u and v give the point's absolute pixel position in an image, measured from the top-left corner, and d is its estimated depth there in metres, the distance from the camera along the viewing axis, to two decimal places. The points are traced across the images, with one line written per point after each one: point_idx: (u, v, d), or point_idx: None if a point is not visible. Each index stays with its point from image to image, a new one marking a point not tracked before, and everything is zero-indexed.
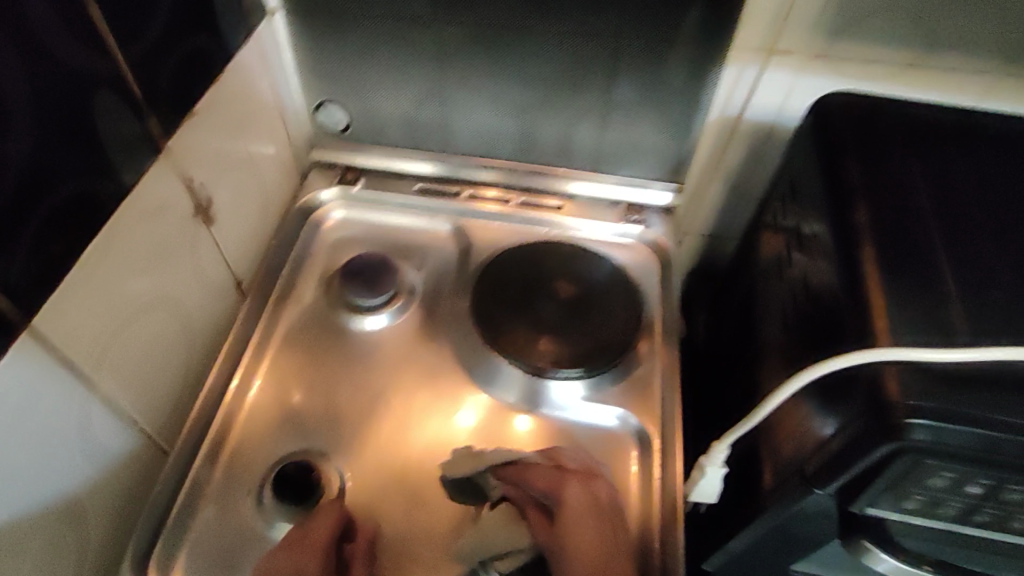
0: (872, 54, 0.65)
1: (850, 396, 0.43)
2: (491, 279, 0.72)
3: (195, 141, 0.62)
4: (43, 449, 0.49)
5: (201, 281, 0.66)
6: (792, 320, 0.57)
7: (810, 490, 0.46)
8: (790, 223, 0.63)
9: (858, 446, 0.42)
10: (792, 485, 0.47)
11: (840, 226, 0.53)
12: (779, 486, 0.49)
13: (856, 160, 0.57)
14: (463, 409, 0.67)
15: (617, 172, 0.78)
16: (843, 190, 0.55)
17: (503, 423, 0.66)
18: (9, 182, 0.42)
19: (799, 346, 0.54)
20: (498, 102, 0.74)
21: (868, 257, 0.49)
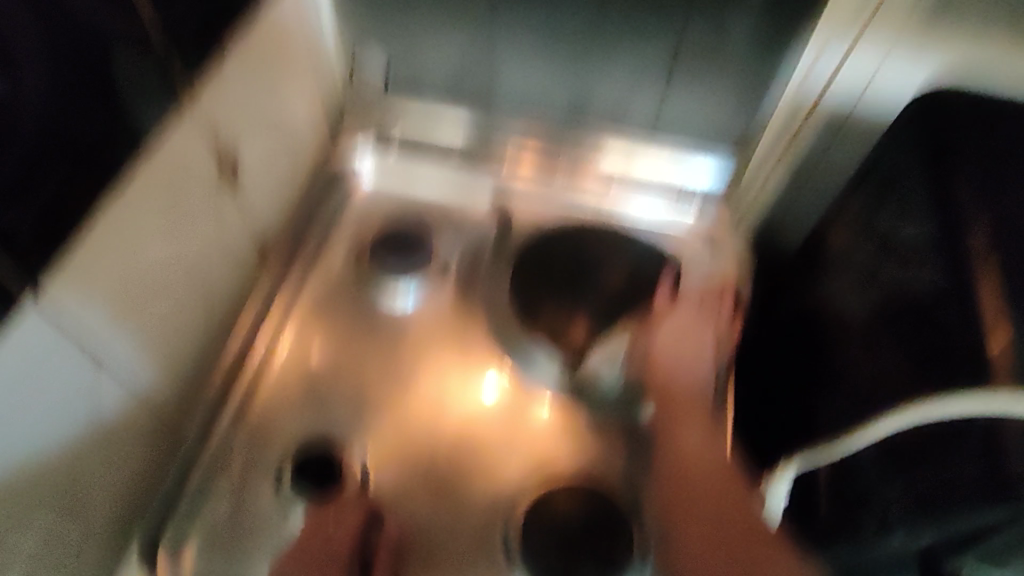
0: (973, 35, 0.61)
1: (960, 449, 0.44)
2: (530, 261, 0.68)
3: (226, 98, 0.57)
4: (46, 434, 0.45)
5: (224, 249, 0.61)
6: (884, 323, 0.56)
7: (890, 531, 0.48)
8: (879, 229, 0.61)
9: (968, 502, 0.43)
10: (869, 517, 0.50)
11: (956, 252, 0.52)
12: (851, 511, 0.52)
13: (966, 181, 0.56)
14: (484, 388, 0.63)
15: (671, 153, 0.72)
16: (951, 209, 0.55)
17: (525, 406, 0.63)
18: (15, 142, 0.38)
19: (898, 362, 0.51)
20: (548, 73, 0.68)
21: (987, 289, 0.50)
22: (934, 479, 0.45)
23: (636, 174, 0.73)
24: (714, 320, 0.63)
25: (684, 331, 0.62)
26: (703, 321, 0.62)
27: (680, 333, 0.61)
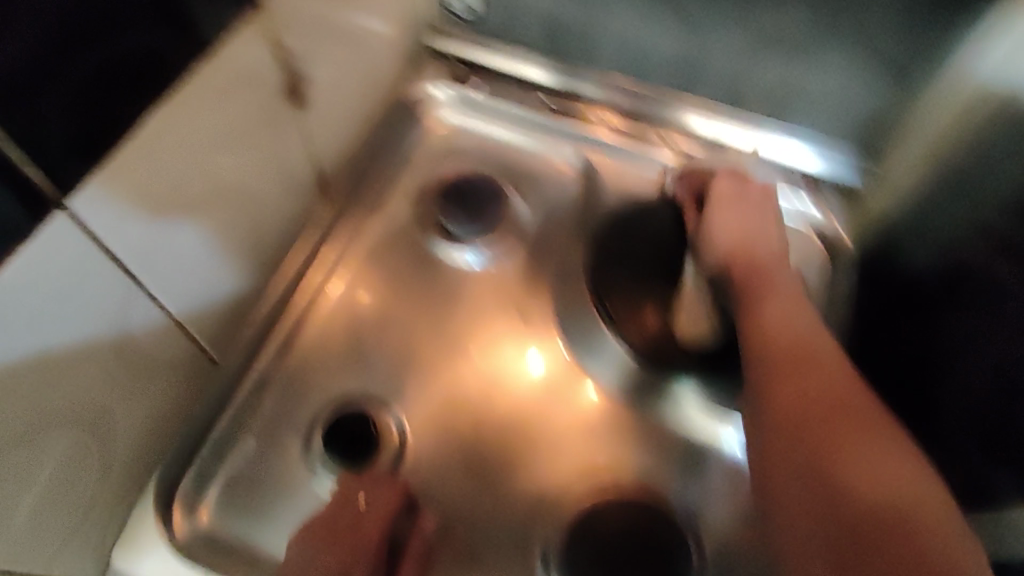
0: None
1: None
2: (617, 233, 0.59)
3: (299, 2, 0.49)
4: (71, 354, 0.41)
5: (282, 176, 0.56)
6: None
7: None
8: None
9: None
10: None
11: None
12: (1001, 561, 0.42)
13: None
14: (531, 358, 0.57)
15: (795, 125, 0.62)
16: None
17: (573, 383, 0.56)
18: (43, 23, 0.32)
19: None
20: (668, 15, 0.58)
21: None
22: None
23: (746, 151, 0.64)
24: (754, 206, 0.53)
25: (734, 211, 0.53)
26: (756, 203, 0.53)
27: (735, 220, 0.52)
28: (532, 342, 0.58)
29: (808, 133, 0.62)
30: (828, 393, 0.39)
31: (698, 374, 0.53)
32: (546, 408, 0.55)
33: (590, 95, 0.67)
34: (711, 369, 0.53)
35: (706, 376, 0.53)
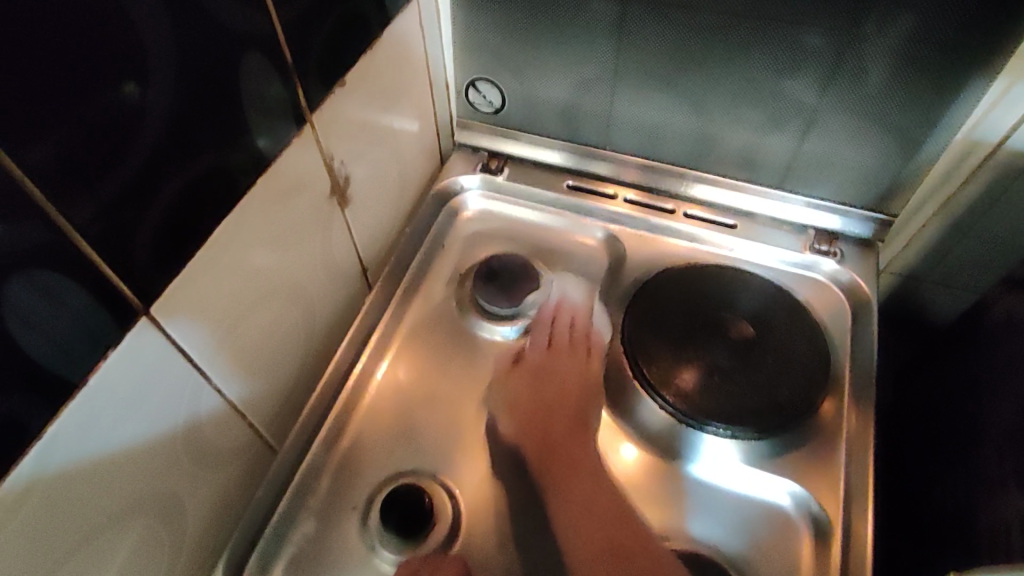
0: None
1: None
2: (649, 301, 0.61)
3: (341, 113, 0.56)
4: (145, 443, 0.44)
5: (330, 268, 0.60)
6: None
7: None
8: None
9: None
10: None
11: None
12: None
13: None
14: None
15: (806, 193, 0.66)
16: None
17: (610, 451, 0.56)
18: (139, 155, 0.38)
19: None
20: (677, 99, 0.63)
21: None
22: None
23: (765, 216, 0.68)
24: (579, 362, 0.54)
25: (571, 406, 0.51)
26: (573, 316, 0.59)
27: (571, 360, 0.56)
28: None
29: (819, 199, 0.66)
30: (568, 392, 0.51)
31: (730, 429, 0.53)
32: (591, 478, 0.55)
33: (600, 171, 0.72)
34: (756, 428, 0.53)
35: (751, 434, 0.54)
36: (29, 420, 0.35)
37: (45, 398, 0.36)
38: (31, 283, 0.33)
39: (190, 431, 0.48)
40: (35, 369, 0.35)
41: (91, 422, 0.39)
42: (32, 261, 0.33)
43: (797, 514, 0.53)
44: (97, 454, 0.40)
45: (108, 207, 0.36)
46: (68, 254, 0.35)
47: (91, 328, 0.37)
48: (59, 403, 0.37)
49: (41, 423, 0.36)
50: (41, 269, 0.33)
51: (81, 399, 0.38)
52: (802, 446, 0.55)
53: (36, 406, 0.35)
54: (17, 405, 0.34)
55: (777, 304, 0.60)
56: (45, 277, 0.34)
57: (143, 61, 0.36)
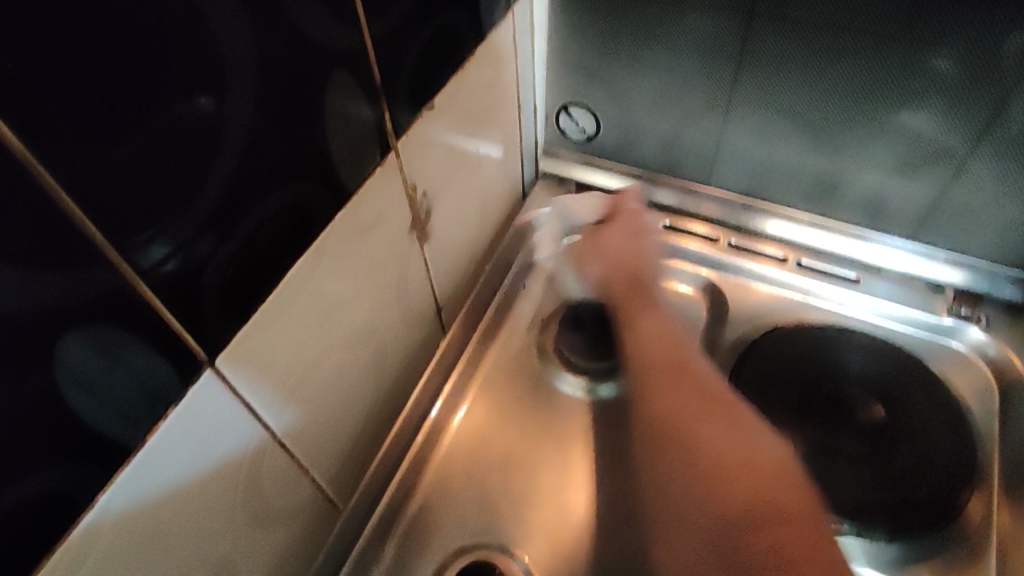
0: None
1: None
2: (759, 365, 0.54)
3: (427, 141, 0.51)
4: (203, 509, 0.39)
5: (406, 307, 0.55)
6: None
7: None
8: None
9: None
10: None
11: None
12: None
13: None
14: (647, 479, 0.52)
15: (942, 248, 0.57)
16: None
17: None
18: (214, 191, 0.33)
19: None
20: (798, 135, 0.56)
21: None
22: None
23: (893, 271, 0.59)
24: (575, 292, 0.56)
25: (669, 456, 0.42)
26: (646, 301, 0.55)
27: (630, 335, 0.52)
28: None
29: (957, 256, 0.57)
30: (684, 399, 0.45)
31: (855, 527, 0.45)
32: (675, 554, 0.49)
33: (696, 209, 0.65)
34: (888, 529, 0.45)
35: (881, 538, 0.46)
36: (77, 491, 0.30)
37: (99, 466, 0.31)
38: (93, 340, 0.29)
39: (252, 490, 0.43)
40: (90, 435, 0.30)
41: (148, 487, 0.34)
42: (93, 318, 0.28)
43: None
44: (151, 525, 0.35)
45: (176, 254, 0.32)
46: (133, 308, 0.30)
47: (152, 385, 0.33)
48: (112, 471, 0.32)
49: (90, 494, 0.31)
50: (102, 325, 0.29)
51: (137, 466, 0.33)
52: (941, 553, 0.46)
53: (87, 476, 0.31)
54: (64, 476, 0.30)
55: (911, 374, 0.52)
56: (107, 334, 0.29)
57: (221, 83, 0.31)
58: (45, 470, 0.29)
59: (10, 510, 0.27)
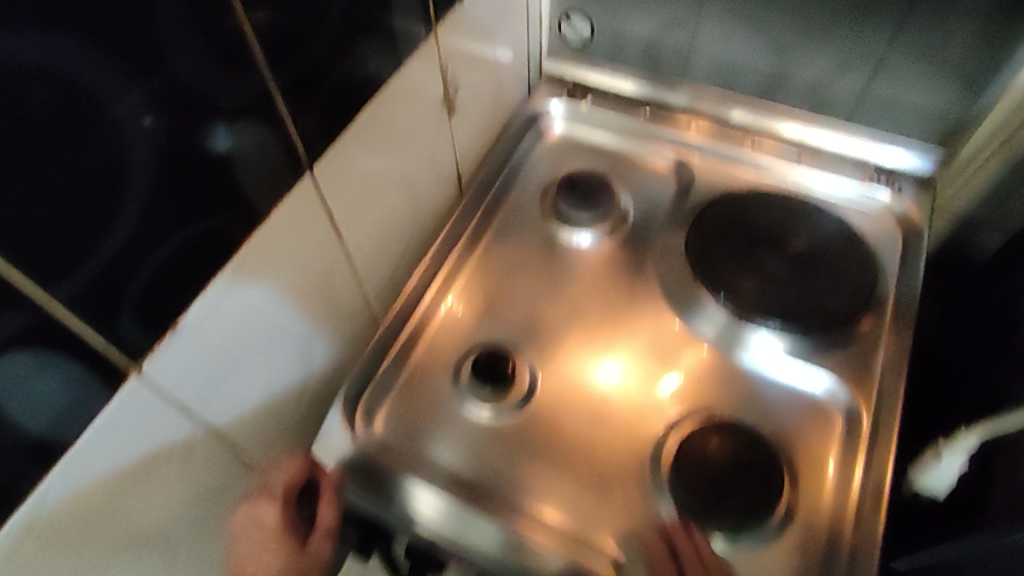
0: None
1: None
2: (715, 217, 0.68)
3: (457, 28, 0.63)
4: (297, 283, 0.53)
5: (434, 167, 0.69)
6: None
7: (1009, 522, 0.44)
8: None
9: None
10: (1017, 510, 0.44)
11: None
12: (1007, 503, 0.46)
13: None
14: (608, 359, 0.64)
15: (872, 127, 0.70)
16: None
17: (682, 347, 0.64)
18: (321, 39, 0.46)
19: None
20: (759, 35, 0.69)
21: None
22: None
23: (827, 148, 0.73)
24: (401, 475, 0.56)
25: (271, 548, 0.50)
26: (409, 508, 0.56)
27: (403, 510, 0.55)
28: (616, 348, 0.65)
29: (882, 133, 0.70)
30: (624, 455, 0.59)
31: (782, 327, 0.61)
32: (656, 368, 0.63)
33: (676, 102, 0.78)
34: (803, 325, 0.61)
35: (798, 332, 0.61)
36: (229, 237, 0.44)
37: (243, 222, 0.45)
38: (245, 128, 0.42)
39: (322, 284, 0.57)
40: (240, 197, 0.44)
41: (268, 254, 0.48)
42: (245, 110, 0.42)
43: (828, 400, 0.61)
44: (268, 282, 0.49)
45: (294, 75, 0.45)
46: (267, 110, 0.43)
47: (275, 172, 0.46)
48: (250, 229, 0.46)
49: (236, 242, 0.45)
50: (249, 117, 0.42)
51: (265, 232, 0.47)
52: (840, 351, 0.62)
53: (236, 226, 0.44)
54: (222, 222, 0.43)
55: (835, 231, 0.67)
56: (252, 123, 0.43)
57: None
58: (217, 212, 0.42)
59: (199, 233, 0.41)
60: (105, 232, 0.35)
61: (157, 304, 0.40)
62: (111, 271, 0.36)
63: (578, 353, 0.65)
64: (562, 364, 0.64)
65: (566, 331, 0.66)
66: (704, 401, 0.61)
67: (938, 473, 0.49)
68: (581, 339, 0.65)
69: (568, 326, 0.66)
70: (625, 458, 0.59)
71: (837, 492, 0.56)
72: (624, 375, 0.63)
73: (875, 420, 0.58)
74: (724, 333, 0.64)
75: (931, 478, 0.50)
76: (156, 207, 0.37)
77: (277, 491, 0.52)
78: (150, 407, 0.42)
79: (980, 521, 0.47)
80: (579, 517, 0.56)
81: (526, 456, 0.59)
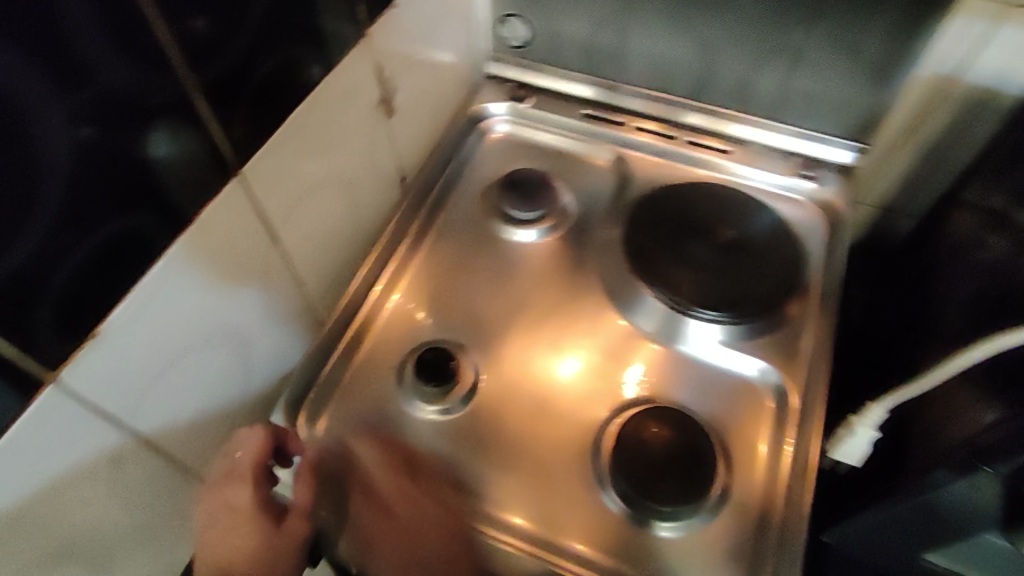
0: None
1: (961, 420, 0.46)
2: (651, 211, 0.70)
3: (392, 33, 0.64)
4: (231, 284, 0.53)
5: (374, 168, 0.70)
6: (976, 310, 0.52)
7: (925, 483, 0.46)
8: (990, 202, 0.57)
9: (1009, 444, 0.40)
10: (928, 474, 0.46)
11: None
12: (920, 467, 0.48)
13: (971, 212, 0.60)
14: (564, 357, 0.65)
15: (797, 123, 0.74)
16: (962, 241, 0.60)
17: (632, 349, 0.65)
18: (242, 42, 0.46)
19: (972, 335, 0.50)
20: (685, 35, 0.71)
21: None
22: (943, 435, 0.47)
23: (757, 143, 0.76)
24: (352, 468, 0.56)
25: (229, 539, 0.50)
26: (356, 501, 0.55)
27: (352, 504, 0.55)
28: (563, 342, 0.66)
29: (807, 128, 0.74)
30: (564, 443, 0.60)
31: (715, 313, 0.63)
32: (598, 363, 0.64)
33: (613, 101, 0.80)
34: (735, 311, 0.63)
35: (730, 317, 0.63)
36: (153, 237, 0.44)
37: (169, 222, 0.45)
38: (166, 127, 0.43)
39: (258, 286, 0.57)
40: (165, 198, 0.44)
41: (198, 256, 0.49)
42: (167, 112, 0.42)
43: (760, 382, 0.63)
44: (200, 283, 0.50)
45: (217, 76, 0.45)
46: (191, 113, 0.44)
47: (202, 174, 0.47)
48: (177, 230, 0.46)
49: (163, 244, 0.45)
50: (172, 120, 0.43)
51: (193, 234, 0.47)
52: (770, 336, 0.65)
53: (161, 227, 0.45)
54: (145, 223, 0.43)
55: (764, 221, 0.69)
56: (175, 126, 0.43)
57: None
58: (138, 212, 0.43)
59: (117, 233, 0.42)
60: (12, 232, 0.35)
61: (76, 304, 0.40)
62: (20, 272, 0.36)
63: (520, 346, 0.66)
64: (503, 357, 0.65)
65: (508, 326, 0.67)
66: (641, 388, 0.63)
67: (851, 445, 0.51)
68: (521, 333, 0.67)
69: (510, 320, 0.68)
70: (566, 446, 0.60)
71: (770, 471, 0.58)
72: (583, 369, 0.64)
73: (802, 400, 0.61)
74: (660, 323, 0.65)
75: (846, 450, 0.52)
76: (68, 207, 0.38)
77: (243, 473, 0.52)
78: (76, 410, 0.43)
79: (901, 479, 0.49)
80: (522, 503, 0.57)
81: (468, 449, 0.60)
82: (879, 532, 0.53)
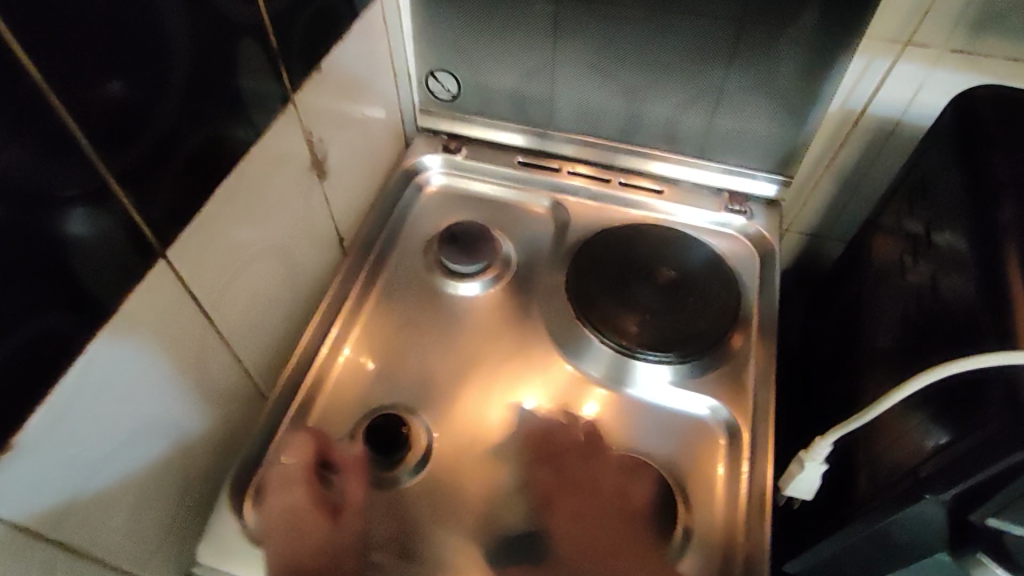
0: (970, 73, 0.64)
1: (902, 449, 0.47)
2: (591, 255, 0.71)
3: (319, 97, 0.64)
4: (160, 372, 0.51)
5: (309, 231, 0.68)
6: (902, 332, 0.54)
7: (875, 510, 0.48)
8: (908, 228, 0.60)
9: (948, 472, 0.42)
10: (880, 500, 0.47)
11: (941, 254, 0.53)
12: (871, 492, 0.49)
13: (891, 240, 0.63)
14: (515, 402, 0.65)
15: (723, 160, 0.76)
16: (885, 267, 0.63)
17: (581, 391, 0.65)
18: (163, 124, 0.45)
19: (902, 355, 0.53)
20: (610, 82, 0.73)
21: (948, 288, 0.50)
22: (888, 461, 0.49)
23: (685, 181, 0.78)
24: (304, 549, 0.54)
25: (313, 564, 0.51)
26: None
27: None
28: (518, 389, 0.66)
29: (732, 164, 0.76)
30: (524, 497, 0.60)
31: (660, 355, 0.64)
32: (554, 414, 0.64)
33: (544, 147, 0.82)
34: (680, 351, 0.64)
35: (676, 357, 0.65)
36: (72, 338, 0.42)
37: (88, 320, 0.43)
38: (83, 222, 0.40)
39: (193, 367, 0.55)
40: (83, 295, 0.42)
41: (121, 348, 0.46)
42: (84, 207, 0.40)
43: (711, 419, 0.64)
44: (126, 376, 0.47)
45: (137, 161, 0.44)
46: (107, 201, 0.42)
47: (123, 264, 0.45)
48: (96, 327, 0.43)
49: (81, 343, 0.43)
50: (86, 210, 0.40)
51: (115, 328, 0.45)
52: (716, 370, 0.66)
53: (80, 326, 0.42)
54: (62, 324, 0.41)
55: (699, 258, 0.71)
56: (90, 217, 0.41)
57: (168, 48, 0.44)
58: (55, 315, 0.40)
59: (32, 340, 0.39)
60: None
61: None
62: None
63: (472, 401, 0.65)
64: (456, 414, 0.64)
65: (459, 381, 0.66)
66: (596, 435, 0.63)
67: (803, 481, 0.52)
68: (473, 387, 0.66)
69: (460, 375, 0.67)
70: None
71: (727, 506, 0.59)
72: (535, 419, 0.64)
73: (753, 432, 0.62)
74: (609, 368, 0.66)
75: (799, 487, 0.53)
76: None
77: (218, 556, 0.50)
78: None
79: (855, 506, 0.50)
80: None
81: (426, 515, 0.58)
82: (836, 559, 0.54)
